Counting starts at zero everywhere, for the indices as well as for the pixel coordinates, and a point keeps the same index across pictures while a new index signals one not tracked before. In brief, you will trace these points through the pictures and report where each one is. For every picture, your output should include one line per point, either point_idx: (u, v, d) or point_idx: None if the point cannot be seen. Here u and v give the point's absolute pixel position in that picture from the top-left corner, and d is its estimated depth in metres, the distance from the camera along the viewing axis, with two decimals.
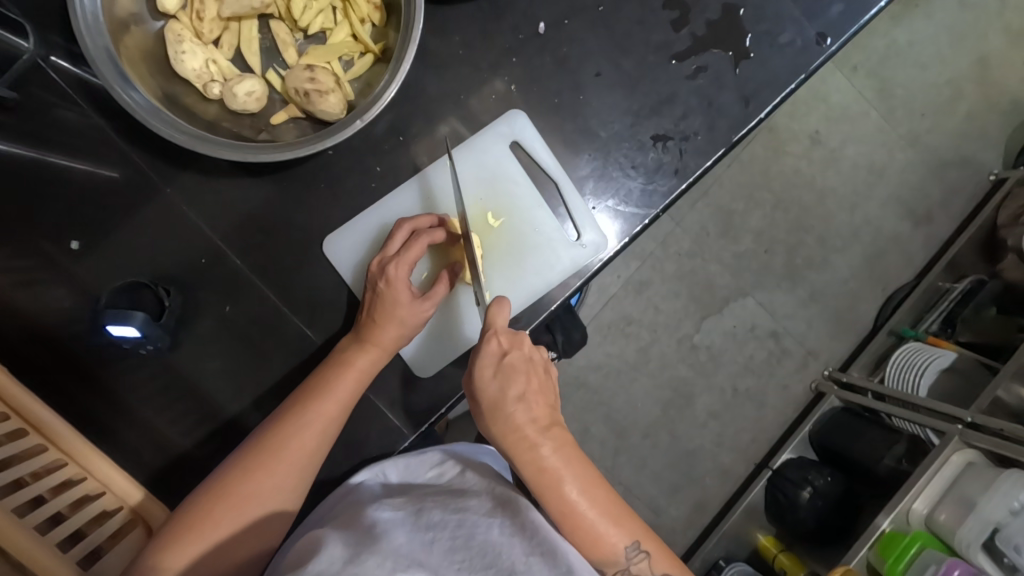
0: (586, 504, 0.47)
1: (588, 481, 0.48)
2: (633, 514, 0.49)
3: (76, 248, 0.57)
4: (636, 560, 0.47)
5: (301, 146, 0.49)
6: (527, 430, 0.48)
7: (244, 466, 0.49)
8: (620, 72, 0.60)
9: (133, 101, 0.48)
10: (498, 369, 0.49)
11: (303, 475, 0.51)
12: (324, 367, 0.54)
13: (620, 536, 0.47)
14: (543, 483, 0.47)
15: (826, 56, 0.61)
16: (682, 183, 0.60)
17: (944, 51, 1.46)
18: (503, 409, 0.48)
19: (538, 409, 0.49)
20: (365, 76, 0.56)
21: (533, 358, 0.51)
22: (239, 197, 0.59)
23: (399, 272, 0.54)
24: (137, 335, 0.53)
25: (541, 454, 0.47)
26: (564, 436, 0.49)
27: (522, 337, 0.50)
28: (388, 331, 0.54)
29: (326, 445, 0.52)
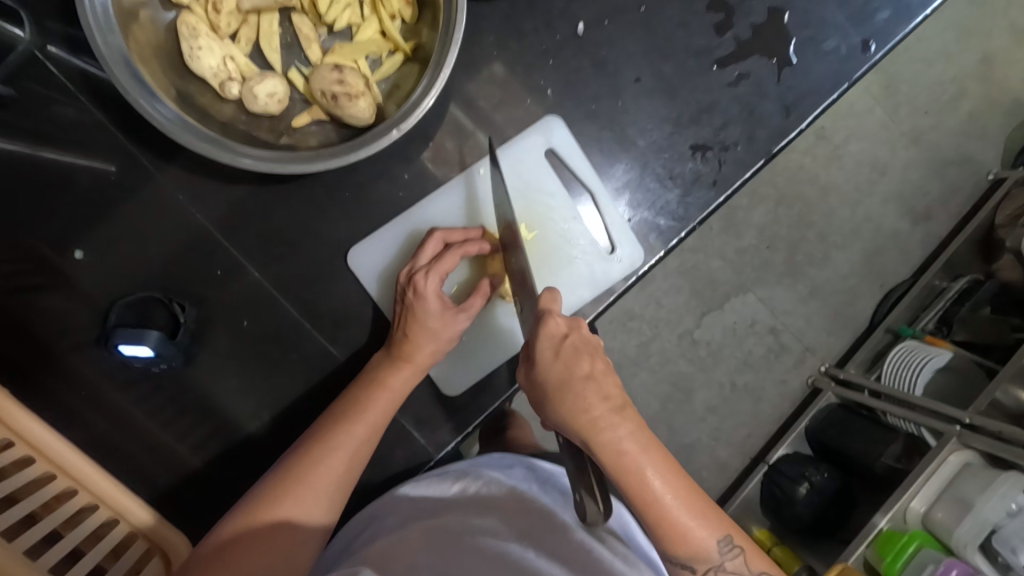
0: (671, 498, 0.42)
1: (670, 473, 0.43)
2: (717, 508, 0.45)
3: (79, 257, 0.53)
4: (729, 556, 0.44)
5: (331, 157, 0.45)
6: (599, 414, 0.42)
7: (271, 493, 0.47)
8: (660, 76, 0.57)
9: (154, 110, 0.44)
10: (561, 349, 0.44)
11: (332, 499, 0.49)
12: (352, 387, 0.52)
13: (711, 532, 0.43)
14: (623, 473, 0.41)
15: (870, 65, 0.59)
16: (720, 195, 0.58)
17: (950, 48, 1.45)
18: (569, 391, 0.42)
19: (608, 387, 0.43)
20: (394, 76, 0.52)
21: (591, 338, 0.45)
22: (254, 202, 0.55)
23: (427, 283, 0.51)
24: (150, 354, 0.50)
25: (615, 438, 0.41)
26: (637, 418, 0.43)
27: (581, 320, 0.45)
28: (419, 348, 0.52)
29: (355, 467, 0.50)
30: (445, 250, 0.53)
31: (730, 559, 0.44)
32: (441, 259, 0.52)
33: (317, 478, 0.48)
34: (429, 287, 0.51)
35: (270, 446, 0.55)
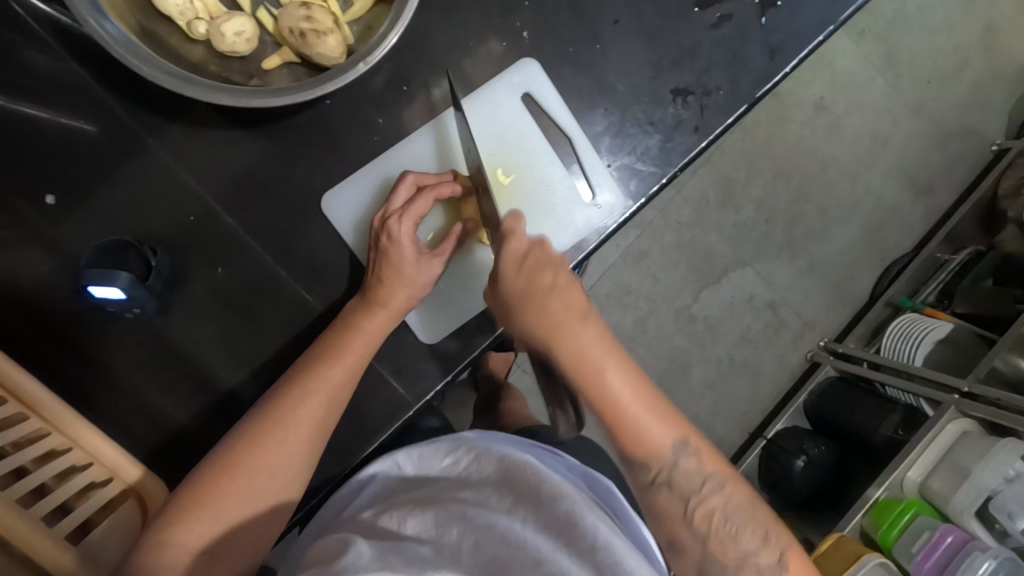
0: (630, 399, 0.46)
1: (627, 373, 0.47)
2: (677, 413, 0.48)
3: (51, 203, 0.53)
4: (683, 457, 0.47)
5: (297, 91, 0.45)
6: (565, 322, 0.47)
7: (250, 439, 0.47)
8: (639, 19, 0.56)
9: (107, 34, 0.43)
10: (523, 265, 0.47)
11: (314, 444, 0.49)
12: (328, 333, 0.52)
13: (667, 433, 0.47)
14: (584, 372, 0.46)
15: (856, 8, 0.57)
16: (701, 141, 0.57)
17: (953, 16, 1.43)
18: (539, 297, 0.46)
19: (574, 297, 0.47)
20: (366, 17, 0.51)
21: (559, 263, 0.48)
22: (230, 150, 0.54)
23: (401, 228, 0.51)
24: (121, 296, 0.50)
25: (578, 343, 0.46)
26: (599, 327, 0.47)
27: (545, 242, 0.48)
28: (395, 294, 0.51)
29: (334, 412, 0.50)
30: (419, 194, 0.53)
31: (683, 458, 0.47)
32: (414, 203, 0.52)
33: (295, 422, 0.48)
34: (402, 231, 0.51)
35: (245, 396, 0.55)
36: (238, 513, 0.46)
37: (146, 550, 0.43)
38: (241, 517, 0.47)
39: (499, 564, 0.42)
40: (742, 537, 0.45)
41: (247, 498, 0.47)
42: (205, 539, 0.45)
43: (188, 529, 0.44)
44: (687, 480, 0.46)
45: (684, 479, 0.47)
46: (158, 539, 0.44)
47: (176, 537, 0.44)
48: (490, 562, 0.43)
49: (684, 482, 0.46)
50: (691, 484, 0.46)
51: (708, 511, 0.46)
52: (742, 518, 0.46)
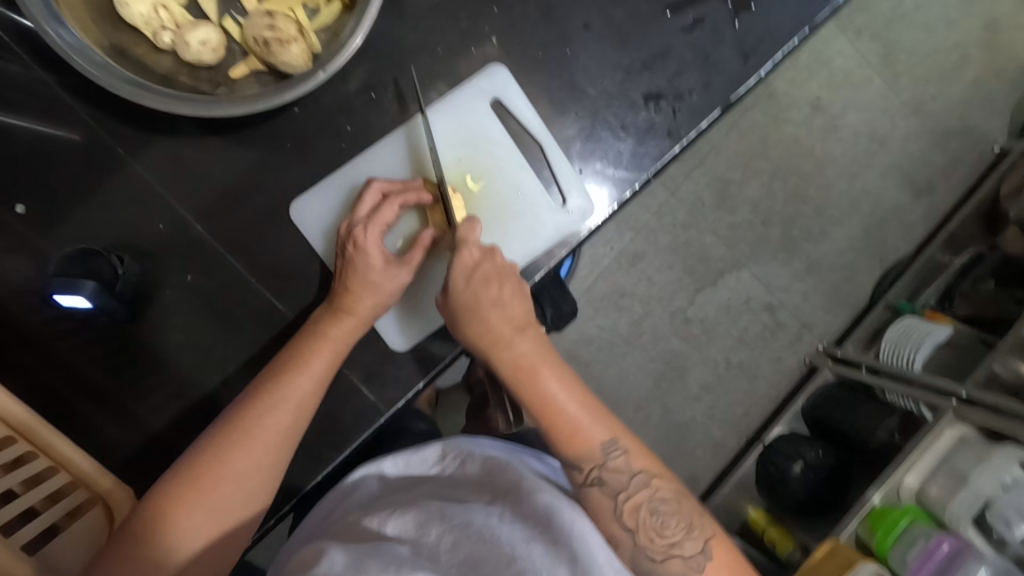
0: (563, 400, 0.51)
1: (565, 380, 0.52)
2: (611, 416, 0.53)
3: (22, 212, 0.53)
4: (614, 456, 0.50)
5: (258, 100, 0.46)
6: (502, 330, 0.52)
7: (216, 449, 0.47)
8: (610, 22, 0.56)
9: (63, 41, 0.44)
10: (472, 278, 0.52)
11: (282, 452, 0.49)
12: (295, 341, 0.52)
13: (598, 433, 0.51)
14: (520, 379, 0.52)
15: (831, 9, 0.57)
16: (675, 146, 0.56)
17: (953, 14, 1.40)
18: (479, 312, 0.51)
19: (514, 311, 0.52)
20: (333, 25, 0.51)
21: (504, 266, 0.53)
22: (201, 156, 0.55)
23: (368, 236, 0.52)
24: (87, 305, 0.50)
25: (513, 351, 0.52)
26: (538, 335, 0.53)
27: (494, 251, 0.53)
28: (361, 301, 0.52)
29: (302, 418, 0.50)
30: (385, 201, 0.53)
31: (613, 458, 0.50)
32: (380, 211, 0.52)
33: (260, 430, 0.48)
34: (368, 239, 0.52)
35: (215, 400, 0.55)
36: (205, 523, 0.46)
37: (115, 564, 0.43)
38: (210, 527, 0.46)
39: (475, 563, 0.42)
40: (668, 527, 0.50)
41: (214, 508, 0.46)
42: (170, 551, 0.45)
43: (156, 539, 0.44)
44: (615, 478, 0.50)
45: (613, 477, 0.50)
46: (126, 552, 0.44)
47: (142, 550, 0.44)
48: (466, 561, 0.42)
49: (613, 479, 0.50)
50: (619, 482, 0.50)
51: (637, 504, 0.50)
52: (666, 512, 0.50)
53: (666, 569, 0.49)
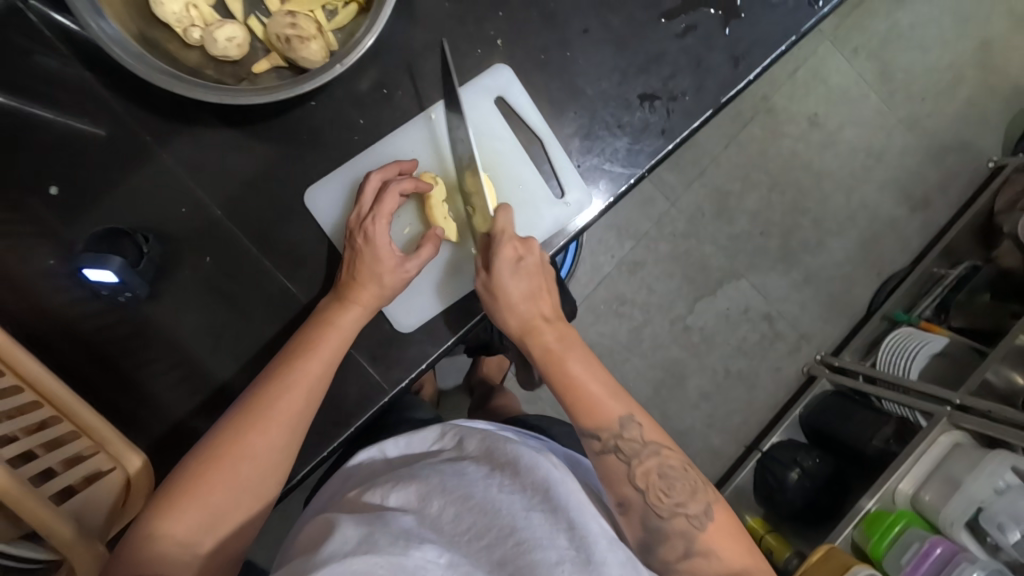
0: (588, 380, 0.55)
1: (589, 365, 0.56)
2: (626, 395, 0.56)
3: (54, 194, 0.57)
4: (629, 429, 0.54)
5: (279, 91, 0.50)
6: (536, 320, 0.57)
7: (233, 431, 0.49)
8: (608, 28, 0.59)
9: (103, 32, 0.47)
10: (518, 270, 0.56)
11: (295, 434, 0.52)
12: (304, 329, 0.55)
13: (616, 407, 0.55)
14: (548, 361, 0.56)
15: (818, 19, 0.60)
16: (668, 144, 0.60)
17: (948, 33, 1.44)
18: (514, 305, 0.56)
19: (542, 304, 0.58)
20: (349, 26, 0.55)
21: (542, 260, 0.59)
22: (223, 148, 0.58)
23: (376, 228, 0.55)
24: (115, 280, 0.54)
25: (545, 338, 0.57)
26: (566, 329, 0.58)
27: (531, 242, 0.58)
28: (368, 291, 0.55)
29: (312, 402, 0.52)
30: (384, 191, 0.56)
31: (628, 430, 0.54)
32: (382, 203, 0.56)
33: (275, 413, 0.50)
34: (376, 231, 0.55)
35: (227, 375, 0.58)
36: (225, 502, 0.48)
37: (138, 540, 0.45)
38: (230, 507, 0.48)
39: (476, 534, 0.45)
40: (673, 491, 0.52)
41: (232, 488, 0.48)
42: (191, 531, 0.46)
43: (179, 517, 0.46)
44: (629, 447, 0.53)
45: (627, 445, 0.53)
46: (148, 529, 0.45)
47: (164, 530, 0.45)
48: (468, 532, 0.45)
49: (628, 447, 0.53)
50: (633, 449, 0.53)
51: (648, 469, 0.52)
52: (674, 475, 0.53)
53: (673, 527, 0.51)
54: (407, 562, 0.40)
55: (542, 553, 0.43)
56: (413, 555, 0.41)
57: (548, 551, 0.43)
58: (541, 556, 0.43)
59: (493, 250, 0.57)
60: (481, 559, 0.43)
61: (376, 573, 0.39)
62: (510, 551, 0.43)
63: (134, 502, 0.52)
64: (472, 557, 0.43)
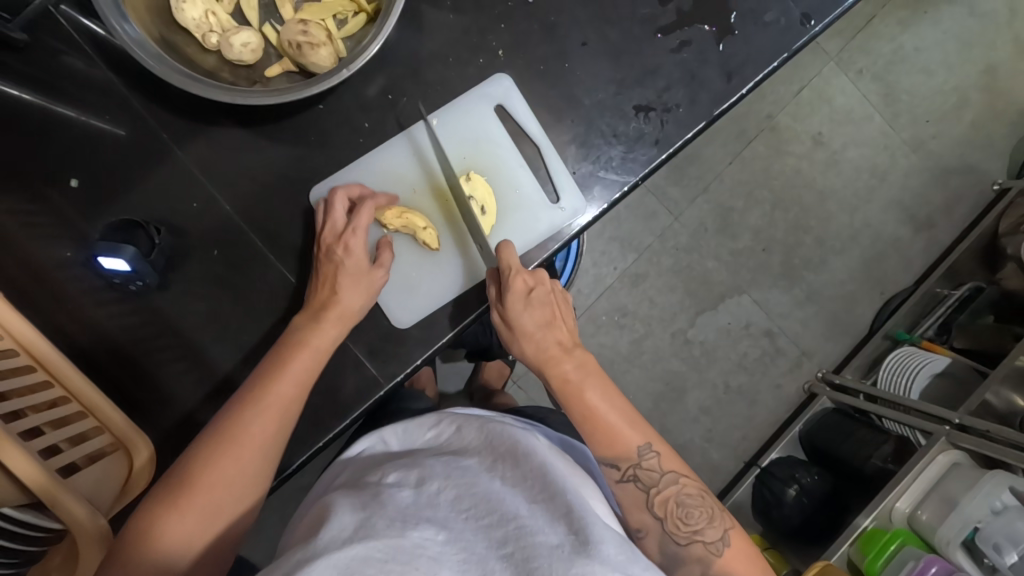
0: (605, 409, 0.56)
1: (608, 394, 0.57)
2: (645, 422, 0.56)
3: (74, 185, 0.60)
4: (647, 457, 0.55)
5: (290, 93, 0.52)
6: (555, 352, 0.58)
7: (208, 456, 0.50)
8: (605, 42, 0.62)
9: (126, 34, 0.50)
10: (530, 300, 0.58)
11: (267, 457, 0.52)
12: (277, 350, 0.55)
13: (634, 437, 0.55)
14: (568, 394, 0.56)
15: (809, 37, 0.62)
16: (662, 153, 0.62)
17: (952, 58, 1.45)
18: (532, 335, 0.58)
19: (560, 333, 0.59)
20: (358, 34, 0.58)
21: (552, 288, 0.60)
22: (237, 149, 0.61)
23: (354, 242, 0.57)
24: (127, 268, 0.56)
25: (564, 368, 0.57)
26: (587, 357, 0.59)
27: (541, 274, 0.59)
28: (341, 298, 0.56)
29: (286, 426, 0.53)
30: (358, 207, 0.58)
31: (646, 458, 0.54)
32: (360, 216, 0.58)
33: (249, 437, 0.51)
34: (355, 241, 0.57)
35: (228, 363, 0.60)
36: (198, 523, 0.49)
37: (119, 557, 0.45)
38: (202, 527, 0.49)
39: (478, 513, 0.46)
40: (692, 519, 0.54)
41: (206, 510, 0.49)
42: (167, 555, 0.47)
43: (170, 528, 0.47)
44: (649, 475, 0.54)
45: (646, 474, 0.54)
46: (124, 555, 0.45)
47: (146, 548, 0.46)
48: (469, 509, 0.46)
49: (647, 476, 0.54)
50: (652, 479, 0.54)
51: (666, 496, 0.54)
52: (692, 504, 0.54)
53: (690, 553, 0.53)
54: (404, 543, 0.41)
55: (542, 536, 0.44)
56: (411, 536, 0.42)
57: (548, 535, 0.44)
58: (540, 538, 0.43)
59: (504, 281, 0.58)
60: (482, 538, 0.44)
61: (375, 555, 0.40)
62: (511, 532, 0.44)
63: (137, 481, 0.54)
64: (474, 532, 0.44)
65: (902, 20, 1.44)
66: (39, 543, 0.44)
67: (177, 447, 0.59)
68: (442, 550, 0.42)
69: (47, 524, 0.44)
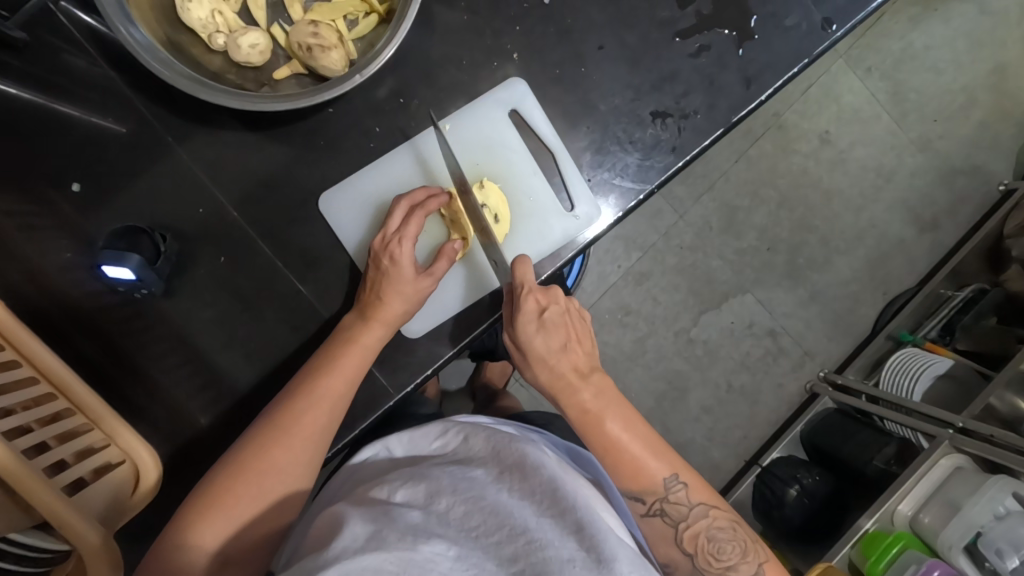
0: (628, 439, 0.55)
1: (628, 421, 0.56)
2: (671, 451, 0.56)
3: (76, 190, 0.58)
4: (675, 490, 0.54)
5: (299, 99, 0.51)
6: (570, 376, 0.57)
7: (258, 446, 0.51)
8: (622, 45, 0.60)
9: (133, 39, 0.48)
10: (542, 323, 0.57)
11: (316, 448, 0.54)
12: (328, 346, 0.56)
13: (660, 468, 0.54)
14: (586, 423, 0.56)
15: (831, 42, 0.61)
16: (678, 161, 0.60)
17: (962, 56, 1.44)
18: (544, 360, 0.57)
19: (578, 357, 0.57)
20: (369, 36, 0.57)
21: (567, 308, 0.58)
22: (243, 152, 0.60)
23: (403, 250, 0.56)
24: (131, 276, 0.55)
25: (581, 397, 0.56)
26: (603, 381, 0.57)
27: (556, 292, 0.58)
28: (389, 304, 0.55)
29: (334, 419, 0.54)
30: (411, 214, 0.57)
31: (674, 492, 0.54)
32: (409, 224, 0.57)
33: (298, 429, 0.53)
34: (402, 250, 0.56)
35: (233, 374, 0.59)
36: (247, 509, 0.51)
37: (172, 548, 0.48)
38: (250, 513, 0.51)
39: (487, 529, 0.44)
40: (724, 553, 0.54)
41: (255, 495, 0.51)
42: (216, 540, 0.49)
43: (208, 524, 0.49)
44: (676, 510, 0.54)
45: (674, 508, 0.54)
46: (178, 541, 0.49)
47: (195, 540, 0.49)
48: (476, 525, 0.45)
49: (675, 510, 0.54)
50: (681, 513, 0.54)
51: (696, 531, 0.54)
52: (723, 538, 0.54)
53: None
54: (414, 557, 0.40)
55: (554, 550, 0.43)
56: (421, 550, 0.41)
57: (559, 549, 0.43)
58: (552, 553, 0.43)
59: (516, 302, 0.57)
60: (491, 554, 0.43)
61: (386, 568, 0.39)
62: (521, 547, 0.43)
63: (141, 496, 0.52)
64: (483, 549, 0.43)
65: (913, 17, 1.43)
66: (48, 565, 0.43)
67: (181, 456, 0.58)
68: (453, 564, 0.41)
69: (53, 546, 0.43)
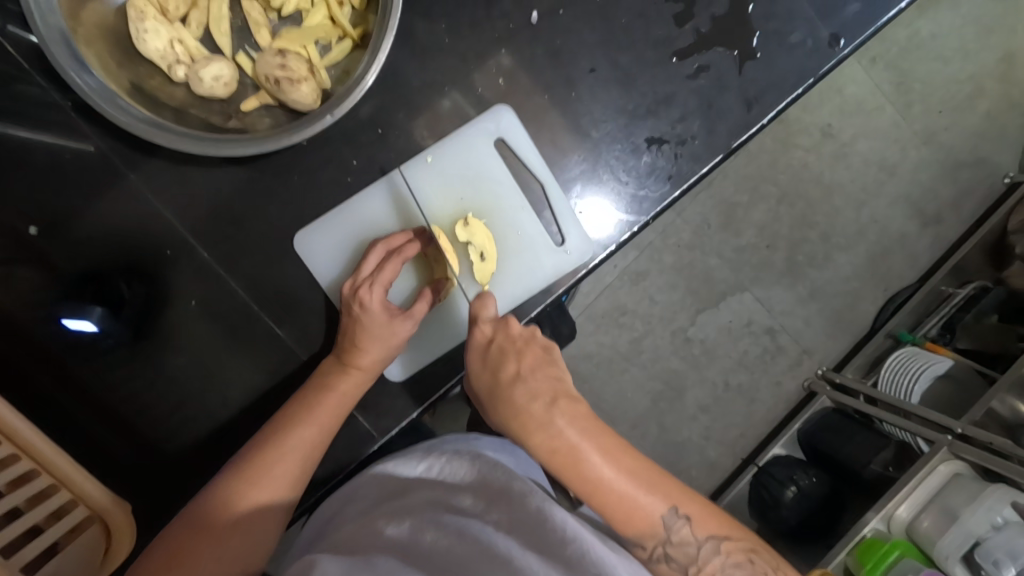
0: (611, 475, 0.48)
1: (610, 453, 0.49)
2: (669, 481, 0.50)
3: (32, 233, 0.55)
4: (677, 527, 0.48)
5: (266, 141, 0.48)
6: (534, 411, 0.50)
7: (224, 498, 0.49)
8: (615, 67, 0.57)
9: (86, 85, 0.46)
10: (489, 351, 0.53)
11: (286, 496, 0.51)
12: (302, 393, 0.54)
13: (657, 504, 0.48)
14: (560, 465, 0.48)
15: (838, 60, 0.57)
16: (674, 190, 0.57)
17: (970, 45, 1.39)
18: (503, 391, 0.51)
19: (538, 383, 0.51)
20: (343, 62, 0.53)
21: (524, 334, 0.54)
22: (213, 186, 0.56)
23: (373, 296, 0.53)
24: (94, 329, 0.55)
25: (551, 433, 0.48)
26: (572, 407, 0.50)
27: (509, 322, 0.54)
28: (365, 352, 0.53)
29: (308, 468, 0.52)
30: (387, 259, 0.54)
31: (676, 530, 0.48)
32: (383, 270, 0.54)
33: (267, 477, 0.50)
34: (372, 296, 0.53)
35: (208, 420, 0.56)
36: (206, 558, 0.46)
37: None
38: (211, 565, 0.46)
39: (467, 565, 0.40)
40: None
41: (218, 546, 0.47)
42: None
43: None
44: (682, 552, 0.48)
45: (680, 551, 0.48)
46: None
47: None
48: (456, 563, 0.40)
49: (680, 552, 0.48)
50: (689, 555, 0.48)
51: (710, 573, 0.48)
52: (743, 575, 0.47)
53: None
54: None
55: None
56: None
57: None
58: None
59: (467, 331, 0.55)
60: None
61: None
62: None
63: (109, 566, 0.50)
64: None
65: (920, 4, 1.37)
66: None
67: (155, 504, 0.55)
68: None
69: None
